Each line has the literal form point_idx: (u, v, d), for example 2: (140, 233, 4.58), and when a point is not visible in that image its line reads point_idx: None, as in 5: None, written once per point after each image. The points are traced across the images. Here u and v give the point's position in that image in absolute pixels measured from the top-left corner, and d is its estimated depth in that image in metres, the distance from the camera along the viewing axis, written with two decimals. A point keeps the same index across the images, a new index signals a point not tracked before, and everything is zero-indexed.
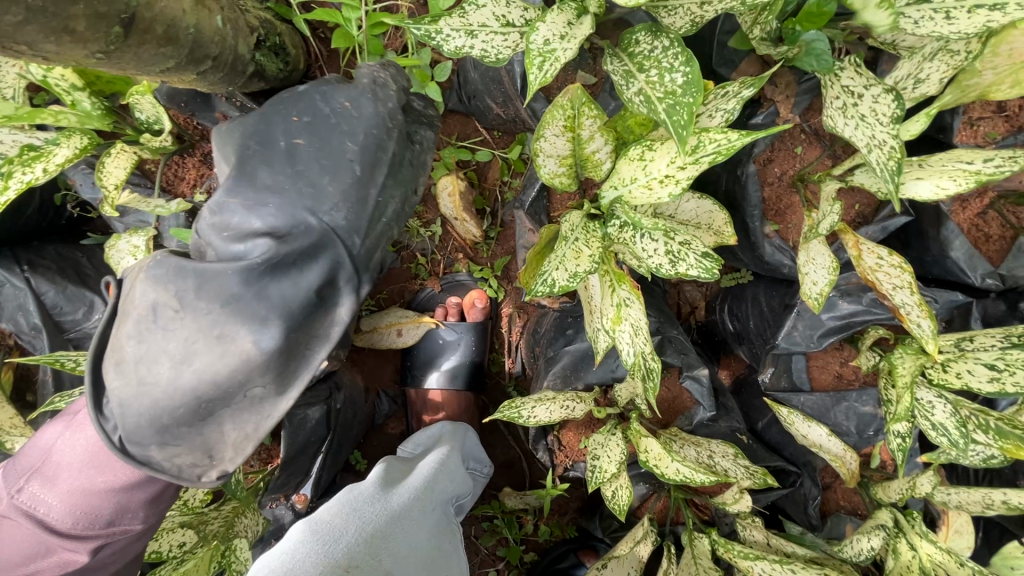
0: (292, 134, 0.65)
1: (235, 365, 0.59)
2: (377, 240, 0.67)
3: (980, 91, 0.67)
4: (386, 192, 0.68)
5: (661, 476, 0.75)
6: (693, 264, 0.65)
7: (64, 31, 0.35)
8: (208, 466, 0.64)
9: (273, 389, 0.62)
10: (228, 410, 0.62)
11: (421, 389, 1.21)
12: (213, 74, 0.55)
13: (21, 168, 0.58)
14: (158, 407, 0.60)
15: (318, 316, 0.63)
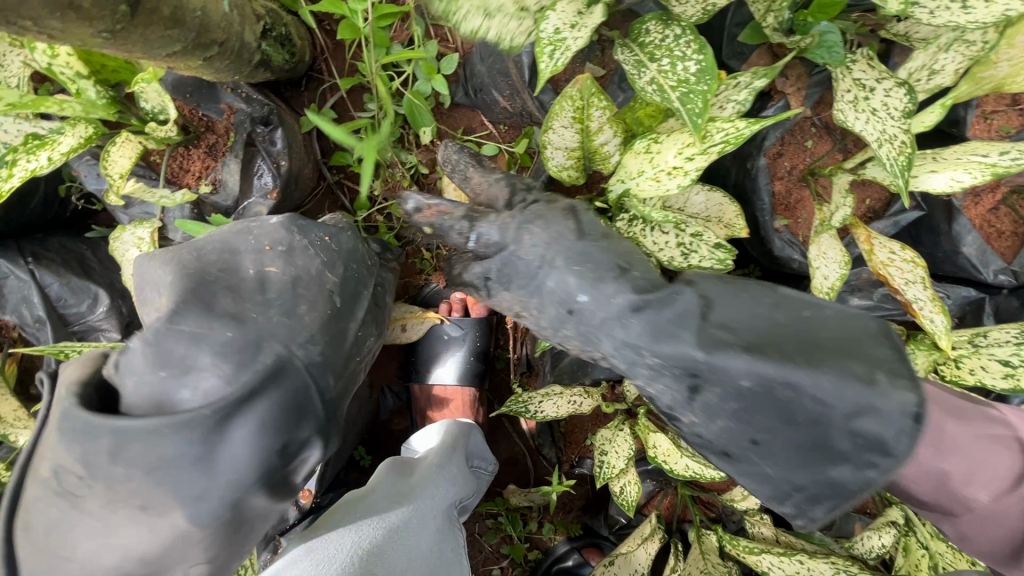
0: (264, 277, 0.63)
1: (169, 538, 0.52)
2: (345, 382, 0.65)
3: (995, 84, 0.66)
4: (364, 330, 0.68)
5: (669, 472, 0.74)
6: (706, 257, 0.66)
7: (70, 7, 0.34)
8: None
9: (210, 571, 0.55)
10: (178, 572, 0.54)
11: (426, 385, 1.20)
12: (218, 61, 0.54)
13: (25, 157, 0.58)
14: (80, 556, 0.53)
15: (278, 475, 0.55)
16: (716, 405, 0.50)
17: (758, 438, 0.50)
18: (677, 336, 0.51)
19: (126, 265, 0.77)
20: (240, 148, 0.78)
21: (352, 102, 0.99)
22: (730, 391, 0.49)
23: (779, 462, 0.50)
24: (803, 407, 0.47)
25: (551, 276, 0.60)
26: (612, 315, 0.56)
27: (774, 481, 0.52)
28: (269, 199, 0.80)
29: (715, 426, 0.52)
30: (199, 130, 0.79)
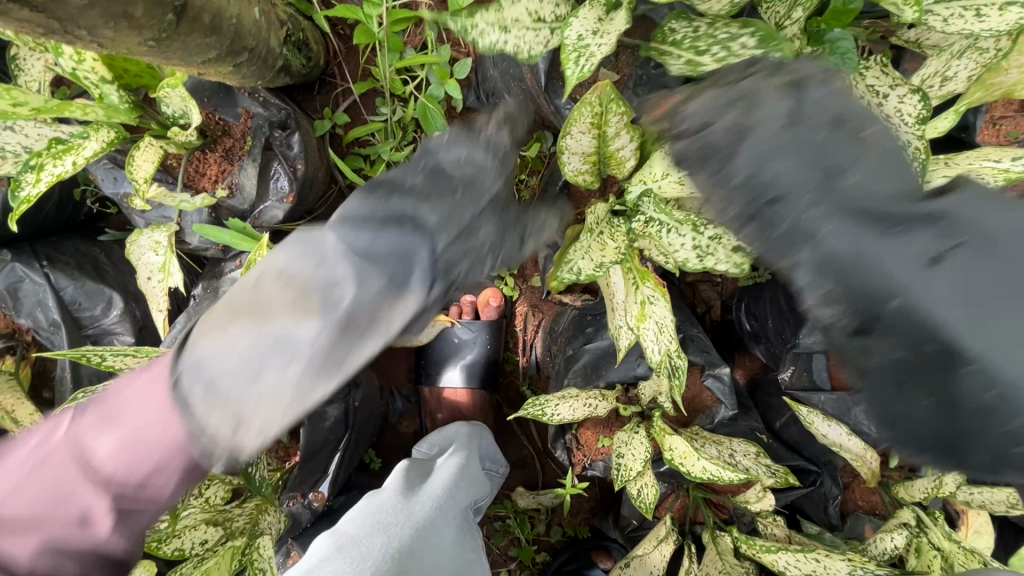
0: (443, 139, 0.60)
1: (263, 348, 0.42)
2: (460, 260, 0.53)
3: (1005, 90, 0.67)
4: (478, 225, 0.55)
5: (685, 474, 0.74)
6: (722, 260, 0.64)
7: (124, 16, 0.35)
8: (228, 441, 0.43)
9: (294, 396, 0.43)
10: (244, 406, 0.43)
11: (435, 387, 1.21)
12: (247, 67, 0.55)
13: (51, 162, 0.58)
14: (207, 352, 0.43)
15: (379, 309, 0.44)
16: (890, 341, 0.44)
17: (930, 392, 0.44)
18: (895, 262, 0.43)
19: (142, 268, 0.77)
20: (258, 152, 0.78)
21: (364, 105, 1.00)
22: (910, 338, 0.44)
23: (928, 414, 0.45)
24: (971, 383, 0.43)
25: (746, 165, 0.48)
26: (807, 223, 0.46)
27: (907, 424, 0.47)
28: (285, 203, 0.81)
29: (893, 356, 0.44)
30: (216, 134, 0.79)
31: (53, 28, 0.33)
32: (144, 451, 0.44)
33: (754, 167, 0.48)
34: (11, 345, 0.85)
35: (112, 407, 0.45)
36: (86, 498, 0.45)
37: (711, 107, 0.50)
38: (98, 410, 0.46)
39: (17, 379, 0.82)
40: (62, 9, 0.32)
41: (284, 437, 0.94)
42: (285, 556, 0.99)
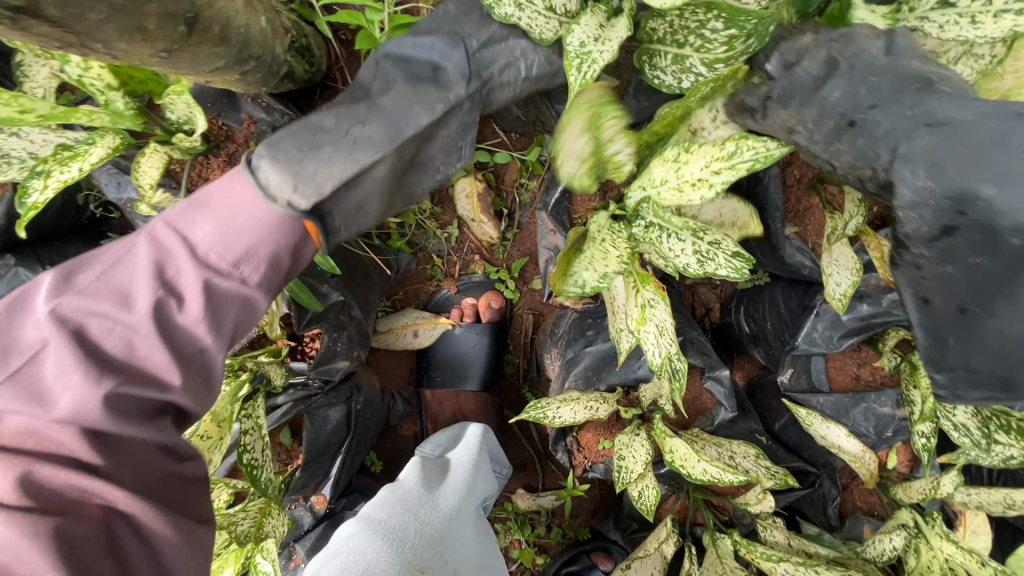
0: (490, 38, 0.63)
1: (340, 150, 0.58)
2: (495, 57, 0.65)
3: (1000, 96, 0.67)
4: (507, 47, 0.65)
5: (686, 476, 0.75)
6: (722, 264, 0.64)
7: (137, 29, 0.37)
8: (287, 194, 0.56)
9: (376, 139, 0.59)
10: (334, 147, 0.58)
11: (437, 389, 1.22)
12: (254, 75, 0.56)
13: (58, 169, 0.59)
14: (278, 135, 0.59)
15: (427, 89, 0.62)
16: (964, 241, 0.40)
17: (973, 310, 0.41)
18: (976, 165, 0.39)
19: None
20: None
21: None
22: (986, 243, 0.39)
23: (992, 344, 0.41)
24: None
25: (836, 86, 0.51)
26: (900, 126, 0.45)
27: (960, 356, 0.43)
28: None
29: (941, 271, 0.42)
30: (219, 139, 0.80)
31: (70, 42, 0.34)
32: (241, 233, 0.55)
33: (847, 86, 0.50)
34: None
35: (205, 199, 0.56)
36: (186, 277, 0.54)
37: (830, 47, 0.53)
38: (188, 204, 0.56)
39: None
40: (78, 22, 0.33)
41: (285, 437, 0.93)
42: (288, 559, 0.99)
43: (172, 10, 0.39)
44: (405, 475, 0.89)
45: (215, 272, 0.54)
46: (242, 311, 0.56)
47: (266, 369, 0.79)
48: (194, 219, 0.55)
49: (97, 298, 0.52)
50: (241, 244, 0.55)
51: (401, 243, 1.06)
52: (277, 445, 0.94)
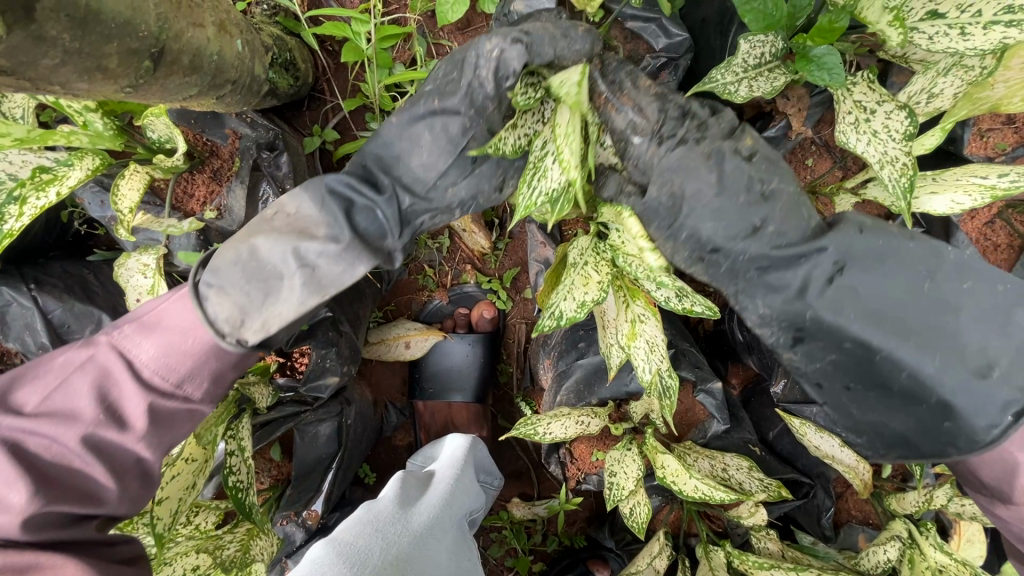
0: (442, 164, 0.64)
1: (280, 297, 0.61)
2: (434, 202, 0.67)
3: (991, 104, 0.65)
4: (447, 186, 0.66)
5: (678, 492, 0.75)
6: (698, 301, 0.67)
7: (97, 69, 0.37)
8: (237, 328, 0.61)
9: (309, 291, 0.62)
10: (272, 295, 0.61)
11: (429, 401, 1.21)
12: (231, 98, 0.55)
13: (34, 194, 0.58)
14: (224, 266, 0.61)
15: (366, 242, 0.65)
16: (822, 346, 0.58)
17: (852, 386, 0.58)
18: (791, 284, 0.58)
19: (130, 292, 0.77)
20: (246, 174, 0.78)
21: (354, 122, 0.99)
22: (831, 345, 0.58)
23: (871, 410, 0.59)
24: (890, 375, 0.56)
25: (684, 226, 0.59)
26: (742, 265, 0.59)
27: (856, 421, 0.60)
28: None
29: (814, 368, 0.59)
30: (203, 155, 0.78)
31: (26, 86, 0.34)
32: (184, 358, 0.60)
33: (695, 234, 0.59)
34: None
35: (152, 320, 0.61)
36: (125, 397, 0.60)
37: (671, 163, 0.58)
38: (137, 326, 0.62)
39: None
40: (30, 68, 0.32)
41: (275, 454, 0.93)
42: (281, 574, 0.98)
43: (134, 46, 0.38)
44: (383, 494, 0.90)
45: (158, 393, 0.61)
46: (181, 424, 0.63)
47: (251, 391, 0.78)
48: (139, 343, 0.61)
49: (41, 420, 0.58)
50: (184, 368, 0.60)
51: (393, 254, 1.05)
52: (269, 461, 0.96)
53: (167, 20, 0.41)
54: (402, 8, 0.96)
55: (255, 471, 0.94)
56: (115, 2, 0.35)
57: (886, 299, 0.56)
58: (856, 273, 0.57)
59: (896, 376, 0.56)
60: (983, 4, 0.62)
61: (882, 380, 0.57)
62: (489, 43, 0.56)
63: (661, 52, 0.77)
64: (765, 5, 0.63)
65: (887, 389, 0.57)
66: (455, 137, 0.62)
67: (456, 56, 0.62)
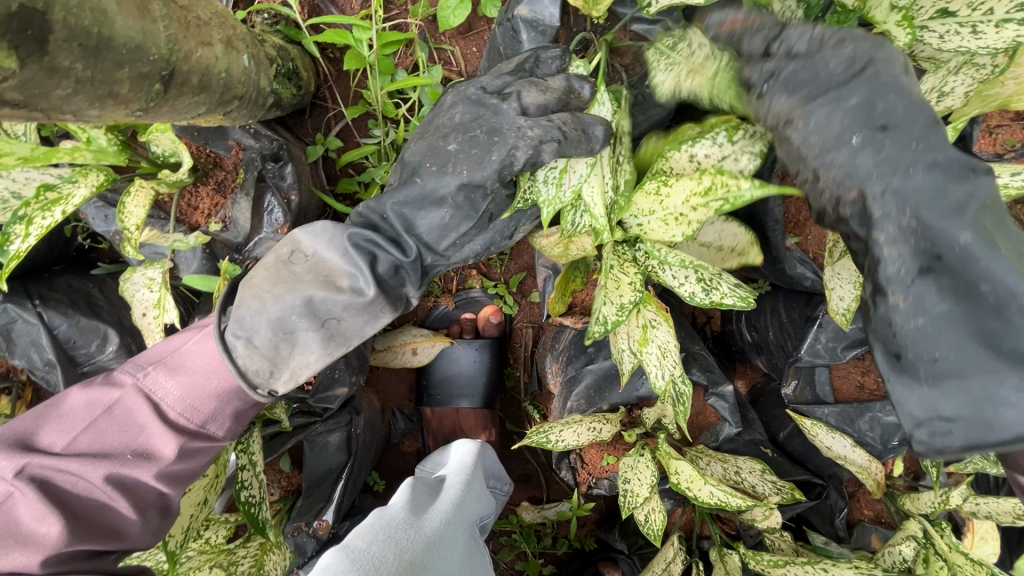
0: (462, 224, 0.67)
1: (310, 350, 0.64)
2: (451, 254, 0.71)
3: (1001, 102, 0.63)
4: (465, 240, 0.70)
5: (692, 498, 0.74)
6: (727, 293, 0.63)
7: (108, 96, 0.36)
8: (267, 380, 0.64)
9: (336, 343, 0.65)
10: (300, 348, 0.64)
11: (436, 407, 1.21)
12: (239, 112, 0.55)
13: (39, 214, 0.58)
14: (249, 317, 0.63)
15: (389, 292, 0.68)
16: (953, 281, 0.42)
17: (944, 352, 0.42)
18: (934, 206, 0.43)
19: (136, 306, 0.76)
20: (250, 186, 0.77)
21: (357, 129, 0.98)
22: (958, 289, 0.42)
23: (962, 384, 0.42)
24: (1006, 330, 0.41)
25: (854, 91, 0.46)
26: (905, 152, 0.45)
27: (933, 402, 0.43)
28: (280, 234, 0.80)
29: (914, 323, 0.43)
30: (207, 167, 0.78)
31: (38, 116, 0.34)
32: (208, 398, 0.63)
33: (867, 98, 0.45)
34: (7, 386, 0.85)
35: (179, 362, 0.63)
36: (152, 432, 0.60)
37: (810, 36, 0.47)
38: (164, 366, 0.63)
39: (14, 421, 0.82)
40: (42, 100, 0.32)
41: (285, 465, 0.94)
42: None
43: (145, 70, 0.38)
44: (393, 501, 0.89)
45: (184, 432, 0.62)
46: (201, 463, 0.64)
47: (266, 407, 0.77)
48: (165, 381, 0.62)
49: (68, 458, 0.57)
50: (208, 408, 0.63)
51: None
52: (279, 472, 0.97)
53: (177, 41, 0.40)
54: (403, 14, 0.95)
55: (266, 483, 0.94)
56: (127, 27, 0.35)
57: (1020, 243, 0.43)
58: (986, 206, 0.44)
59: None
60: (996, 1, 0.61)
61: (1006, 340, 0.41)
62: (528, 130, 0.59)
63: None
64: None
65: (1008, 357, 0.41)
66: (476, 203, 0.65)
67: (482, 117, 0.63)
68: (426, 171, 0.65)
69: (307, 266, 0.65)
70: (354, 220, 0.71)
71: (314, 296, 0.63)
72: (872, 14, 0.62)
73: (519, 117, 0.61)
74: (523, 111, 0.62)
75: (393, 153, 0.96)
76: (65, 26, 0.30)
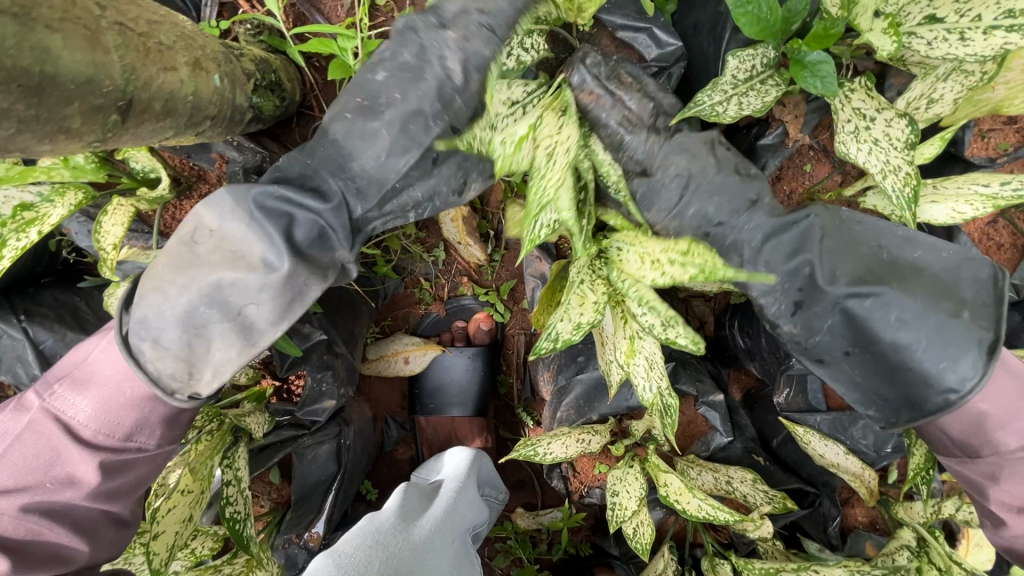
0: (404, 161, 0.59)
1: (229, 344, 0.57)
2: (388, 194, 0.61)
3: (992, 106, 0.65)
4: (409, 181, 0.61)
5: (681, 511, 0.74)
6: (682, 334, 0.60)
7: (60, 131, 0.36)
8: (186, 384, 0.58)
9: (255, 331, 0.57)
10: (218, 340, 0.56)
11: (430, 416, 1.20)
12: (212, 131, 0.54)
13: (15, 236, 0.57)
14: (152, 315, 0.55)
15: (315, 254, 0.58)
16: (820, 312, 0.59)
17: (849, 350, 0.59)
18: (780, 256, 0.61)
19: (121, 321, 0.76)
20: None
21: None
22: (828, 309, 0.58)
23: (870, 373, 0.59)
24: (886, 332, 0.56)
25: (690, 204, 0.64)
26: (745, 238, 0.63)
27: (868, 387, 0.59)
28: None
29: (815, 340, 0.60)
30: (191, 179, 0.79)
31: None
32: (126, 411, 0.59)
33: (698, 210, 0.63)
34: None
35: (84, 378, 0.60)
36: (70, 456, 0.59)
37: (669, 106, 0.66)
38: (72, 381, 0.60)
39: None
40: None
41: (275, 478, 0.93)
42: None
43: (99, 102, 0.37)
44: (385, 507, 0.89)
45: (106, 449, 0.60)
46: (134, 472, 0.63)
47: (247, 422, 0.77)
48: (75, 399, 0.59)
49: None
50: (126, 421, 0.59)
51: (387, 270, 1.04)
52: (268, 484, 0.96)
53: (134, 70, 0.40)
54: (389, 21, 0.94)
55: (255, 495, 0.94)
56: (75, 61, 0.34)
57: (849, 263, 0.58)
58: (824, 242, 0.60)
59: (883, 335, 0.56)
60: (983, 8, 0.60)
61: (872, 337, 0.57)
62: (450, 37, 0.56)
63: (653, 62, 0.76)
64: (759, 9, 0.61)
65: (881, 349, 0.57)
66: (417, 135, 0.58)
67: (410, 38, 0.57)
68: (349, 102, 0.58)
69: (206, 249, 0.56)
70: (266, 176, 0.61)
71: (221, 282, 0.55)
72: (858, 22, 0.61)
73: (440, 29, 0.57)
74: (461, 44, 0.56)
75: None
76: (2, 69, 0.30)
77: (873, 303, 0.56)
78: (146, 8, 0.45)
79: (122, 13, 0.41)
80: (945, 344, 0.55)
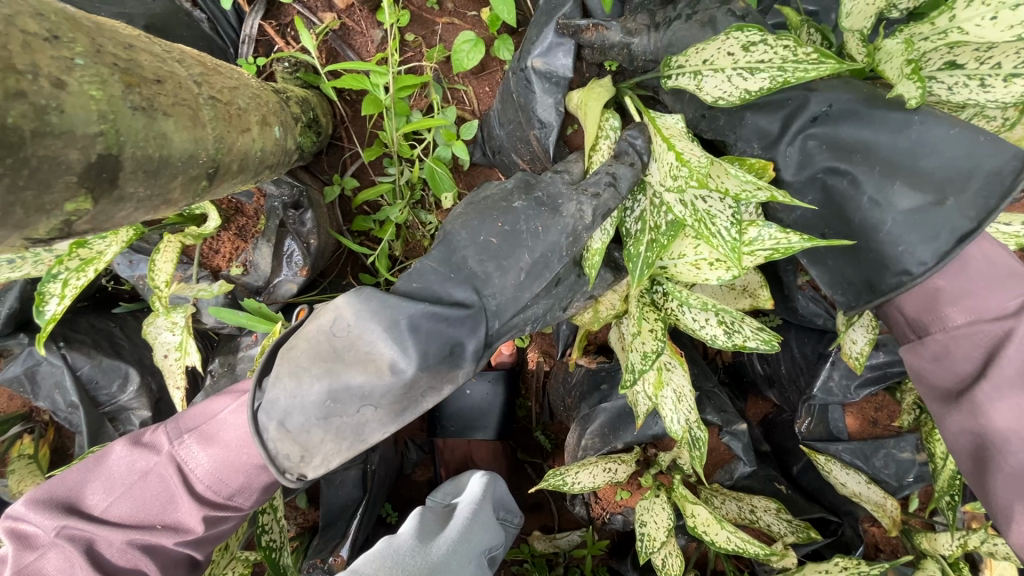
0: (538, 285, 0.64)
1: (346, 436, 0.60)
2: (513, 324, 0.66)
3: (1010, 145, 0.67)
4: (536, 303, 0.66)
5: (709, 542, 0.74)
6: (750, 336, 0.63)
7: (162, 202, 0.40)
8: (297, 466, 0.61)
9: (369, 425, 0.59)
10: (333, 431, 0.59)
11: (449, 438, 1.21)
12: (270, 176, 0.58)
13: (74, 275, 0.60)
14: (283, 399, 0.59)
15: (444, 367, 0.60)
16: (807, 182, 0.61)
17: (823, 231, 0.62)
18: (769, 114, 0.61)
19: (158, 349, 0.77)
20: (271, 233, 0.80)
21: (372, 167, 1.00)
22: (815, 183, 0.61)
23: (838, 255, 0.62)
24: (858, 210, 0.59)
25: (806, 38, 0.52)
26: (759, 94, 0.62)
27: (834, 271, 0.63)
28: (300, 276, 0.83)
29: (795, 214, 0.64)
30: (228, 213, 0.80)
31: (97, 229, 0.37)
32: (236, 473, 0.66)
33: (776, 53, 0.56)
34: (30, 426, 0.88)
35: (211, 431, 0.66)
36: (184, 505, 0.66)
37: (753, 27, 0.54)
38: (198, 434, 0.66)
39: (35, 463, 0.84)
40: (107, 221, 0.36)
41: (303, 502, 0.98)
42: None
43: (195, 173, 0.41)
44: (401, 529, 0.90)
45: (210, 504, 0.66)
46: (227, 526, 0.69)
47: None
48: (198, 452, 0.66)
49: (105, 524, 0.65)
50: (235, 483, 0.66)
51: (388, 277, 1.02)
52: (296, 508, 0.99)
53: (223, 139, 0.44)
54: (417, 56, 0.97)
55: (284, 518, 0.97)
56: (182, 140, 0.39)
57: (846, 125, 0.59)
58: (819, 100, 0.59)
59: (858, 208, 0.59)
60: (1004, 56, 0.58)
61: (841, 216, 0.61)
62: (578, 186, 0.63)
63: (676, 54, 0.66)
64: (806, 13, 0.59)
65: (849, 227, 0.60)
66: (551, 263, 0.63)
67: (542, 186, 0.66)
68: (497, 226, 0.64)
69: (341, 342, 0.59)
70: (405, 284, 0.63)
71: (353, 382, 0.58)
72: (885, 69, 0.57)
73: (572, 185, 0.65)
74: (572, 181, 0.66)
75: (408, 190, 0.99)
76: (133, 159, 0.35)
77: (852, 163, 0.59)
78: (224, 73, 0.50)
79: (212, 85, 0.45)
80: (910, 228, 0.57)
